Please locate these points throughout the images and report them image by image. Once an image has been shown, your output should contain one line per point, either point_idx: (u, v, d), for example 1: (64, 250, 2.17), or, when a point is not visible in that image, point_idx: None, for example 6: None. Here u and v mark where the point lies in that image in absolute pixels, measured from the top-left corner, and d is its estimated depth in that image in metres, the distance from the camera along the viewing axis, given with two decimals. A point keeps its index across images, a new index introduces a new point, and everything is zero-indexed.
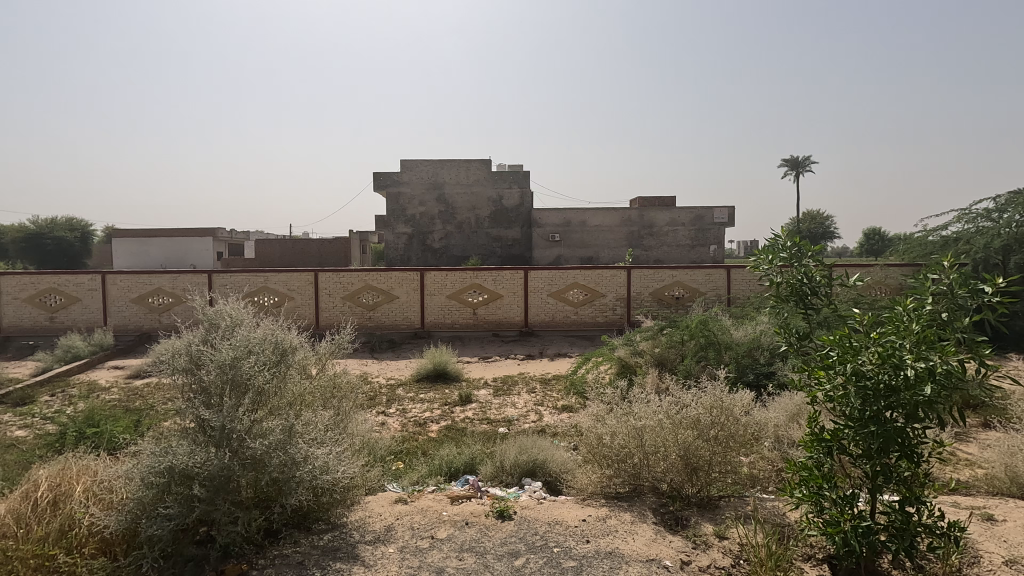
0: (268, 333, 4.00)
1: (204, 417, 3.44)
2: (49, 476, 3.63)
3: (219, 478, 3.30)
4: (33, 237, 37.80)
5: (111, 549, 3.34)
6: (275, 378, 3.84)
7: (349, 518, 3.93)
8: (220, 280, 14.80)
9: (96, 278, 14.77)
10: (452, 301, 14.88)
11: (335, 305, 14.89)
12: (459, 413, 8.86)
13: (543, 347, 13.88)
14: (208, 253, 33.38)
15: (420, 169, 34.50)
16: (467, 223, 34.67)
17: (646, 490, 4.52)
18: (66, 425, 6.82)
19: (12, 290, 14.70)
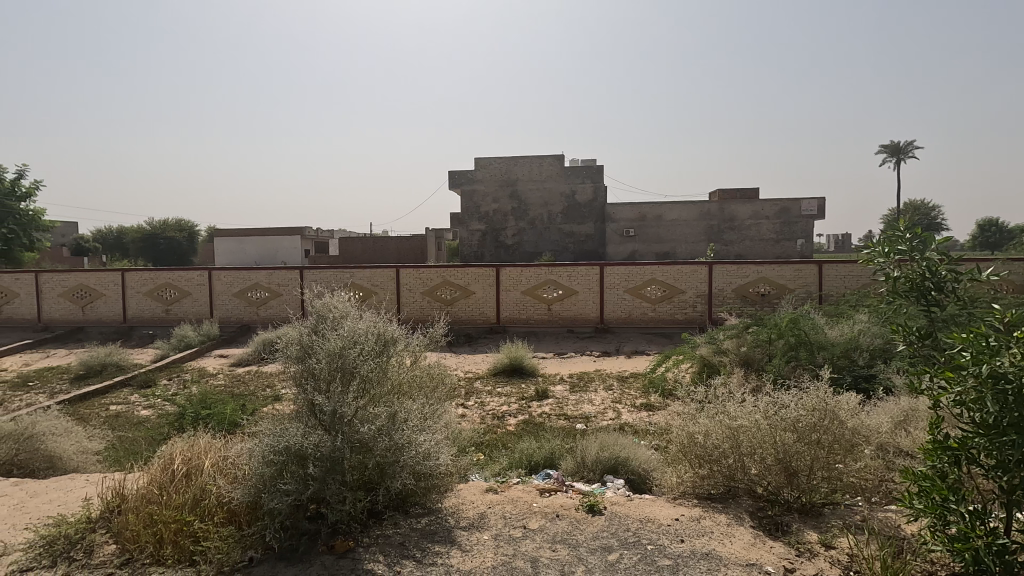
0: (372, 325, 4.23)
1: (316, 402, 3.68)
2: (182, 451, 4.07)
3: (331, 458, 3.52)
4: (148, 237, 42.06)
5: (236, 519, 3.64)
6: (378, 367, 4.05)
7: (444, 504, 4.09)
8: (311, 276, 15.77)
9: (203, 275, 16.17)
10: (527, 297, 15.01)
11: (416, 300, 15.46)
12: (537, 408, 8.94)
13: (620, 344, 13.68)
14: (297, 251, 35.61)
15: (493, 167, 35.05)
16: (540, 219, 34.72)
17: (742, 493, 4.37)
18: (184, 407, 7.56)
19: (134, 284, 16.40)
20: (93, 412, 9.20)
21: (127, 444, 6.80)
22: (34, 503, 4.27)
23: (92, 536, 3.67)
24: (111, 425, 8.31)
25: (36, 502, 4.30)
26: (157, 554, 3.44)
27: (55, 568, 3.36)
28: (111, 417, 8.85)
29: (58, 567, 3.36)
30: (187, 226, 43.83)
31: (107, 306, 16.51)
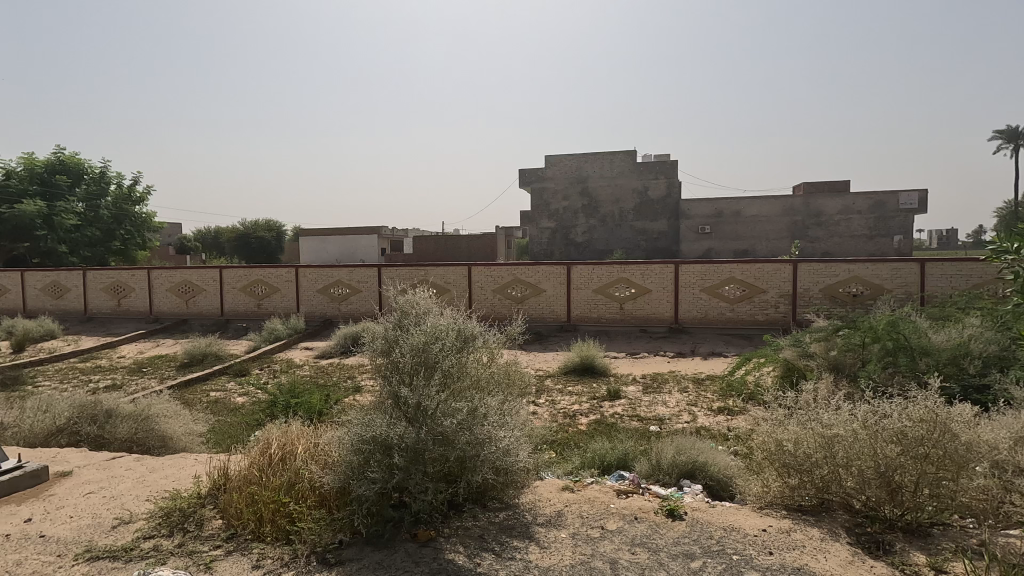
0: (452, 321, 4.33)
1: (401, 394, 3.82)
2: (278, 438, 4.35)
3: (415, 449, 3.64)
4: (242, 237, 45.47)
5: (327, 503, 3.84)
6: (459, 362, 4.14)
7: (521, 500, 4.14)
8: (389, 273, 16.40)
9: (290, 272, 17.22)
10: (598, 295, 14.83)
11: (487, 297, 15.72)
12: (609, 408, 8.82)
13: (695, 345, 13.20)
14: (374, 249, 37.14)
15: (564, 164, 34.92)
16: (611, 216, 34.17)
17: (836, 507, 4.09)
18: (276, 396, 8.10)
19: (231, 280, 17.74)
20: (197, 397, 10.06)
21: (226, 428, 7.38)
22: (153, 478, 4.72)
23: (202, 511, 4.00)
24: (212, 409, 9.06)
25: (154, 477, 4.76)
26: (258, 531, 3.71)
27: (172, 537, 3.70)
28: (212, 402, 9.64)
29: (175, 536, 3.69)
30: (276, 226, 47.02)
31: (208, 301, 17.98)
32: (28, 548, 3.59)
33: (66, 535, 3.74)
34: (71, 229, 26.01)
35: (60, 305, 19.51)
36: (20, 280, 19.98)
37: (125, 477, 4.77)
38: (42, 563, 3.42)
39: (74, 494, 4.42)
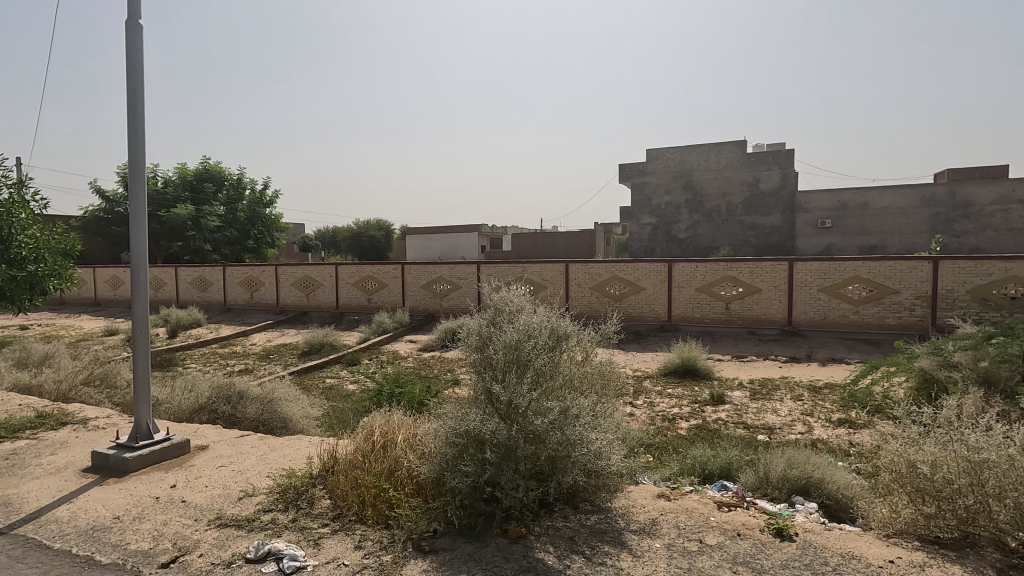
0: (545, 320, 4.30)
1: (494, 391, 3.86)
2: (381, 426, 4.61)
3: (506, 446, 3.65)
4: (356, 236, 49.12)
5: (423, 492, 3.98)
6: (552, 361, 4.09)
7: (614, 505, 4.03)
8: (488, 271, 16.77)
9: (397, 268, 18.19)
10: (702, 294, 14.11)
11: (585, 295, 15.57)
12: (712, 413, 8.36)
13: (812, 350, 12.12)
14: (475, 246, 38.31)
15: (666, 158, 33.69)
16: (718, 211, 32.39)
17: (985, 543, 3.51)
18: (382, 385, 8.61)
19: (345, 276, 19.11)
20: (314, 383, 10.97)
21: (338, 413, 7.96)
22: (274, 457, 5.19)
23: (313, 490, 4.33)
24: (327, 396, 9.82)
25: (274, 455, 5.23)
26: (360, 514, 3.93)
27: (287, 512, 4.03)
28: (327, 389, 10.46)
29: (289, 512, 4.01)
30: (385, 226, 50.25)
31: (325, 295, 19.50)
32: (172, 511, 4.09)
33: (202, 502, 4.22)
34: (214, 230, 29.45)
35: (205, 297, 22.15)
36: (174, 275, 22.95)
37: (250, 454, 5.29)
38: (182, 525, 3.88)
39: (209, 466, 4.97)
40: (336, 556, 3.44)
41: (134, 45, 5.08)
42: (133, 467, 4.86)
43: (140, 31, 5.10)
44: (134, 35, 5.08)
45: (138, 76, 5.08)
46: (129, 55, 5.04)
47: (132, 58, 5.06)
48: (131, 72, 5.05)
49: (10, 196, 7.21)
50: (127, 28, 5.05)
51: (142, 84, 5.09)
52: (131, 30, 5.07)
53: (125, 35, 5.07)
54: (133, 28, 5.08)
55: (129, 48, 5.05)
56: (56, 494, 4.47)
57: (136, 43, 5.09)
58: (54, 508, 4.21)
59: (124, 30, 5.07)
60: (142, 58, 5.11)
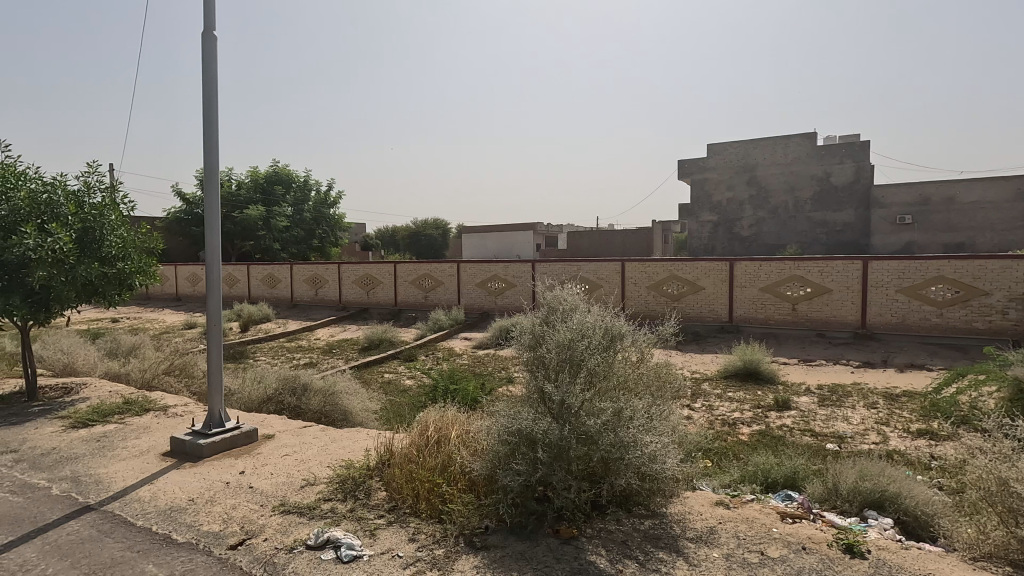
0: (599, 319, 4.23)
1: (546, 390, 3.84)
2: (435, 421, 4.70)
3: (558, 446, 3.62)
4: (414, 235, 50.38)
5: (475, 489, 4.02)
6: (606, 362, 4.01)
7: (670, 510, 3.92)
8: (543, 269, 16.75)
9: (453, 267, 18.48)
10: (766, 294, 13.51)
11: (641, 294, 15.26)
12: (775, 418, 7.99)
13: (889, 355, 11.34)
14: (530, 245, 38.39)
15: (729, 153, 32.49)
16: (784, 207, 30.93)
17: None
18: (438, 381, 8.79)
19: (403, 274, 19.60)
20: (374, 377, 11.33)
21: (395, 408, 8.18)
22: (334, 448, 5.39)
23: (370, 482, 4.46)
24: (386, 390, 10.12)
25: (334, 446, 5.43)
26: (414, 507, 4.01)
27: (345, 502, 4.17)
28: (386, 383, 10.79)
29: (347, 502, 4.15)
30: (442, 225, 51.25)
31: (384, 292, 20.10)
32: (241, 495, 4.33)
33: (267, 489, 4.44)
34: (282, 229, 30.95)
35: (273, 294, 23.34)
36: (246, 272, 24.30)
37: (312, 444, 5.52)
38: (250, 509, 4.10)
39: (275, 455, 5.22)
40: (390, 547, 3.53)
41: (209, 55, 5.40)
42: (207, 453, 5.18)
43: (216, 42, 5.42)
44: (210, 46, 5.40)
45: (213, 84, 5.39)
46: (205, 64, 5.36)
47: (208, 68, 5.38)
48: (207, 80, 5.37)
49: (103, 199, 7.84)
50: (203, 39, 5.37)
51: (217, 91, 5.41)
52: (207, 41, 5.39)
53: (202, 47, 5.39)
54: (209, 39, 5.40)
55: (205, 58, 5.37)
56: (140, 475, 4.82)
57: (212, 54, 5.41)
58: (138, 487, 4.55)
59: (201, 41, 5.39)
60: (216, 68, 5.42)
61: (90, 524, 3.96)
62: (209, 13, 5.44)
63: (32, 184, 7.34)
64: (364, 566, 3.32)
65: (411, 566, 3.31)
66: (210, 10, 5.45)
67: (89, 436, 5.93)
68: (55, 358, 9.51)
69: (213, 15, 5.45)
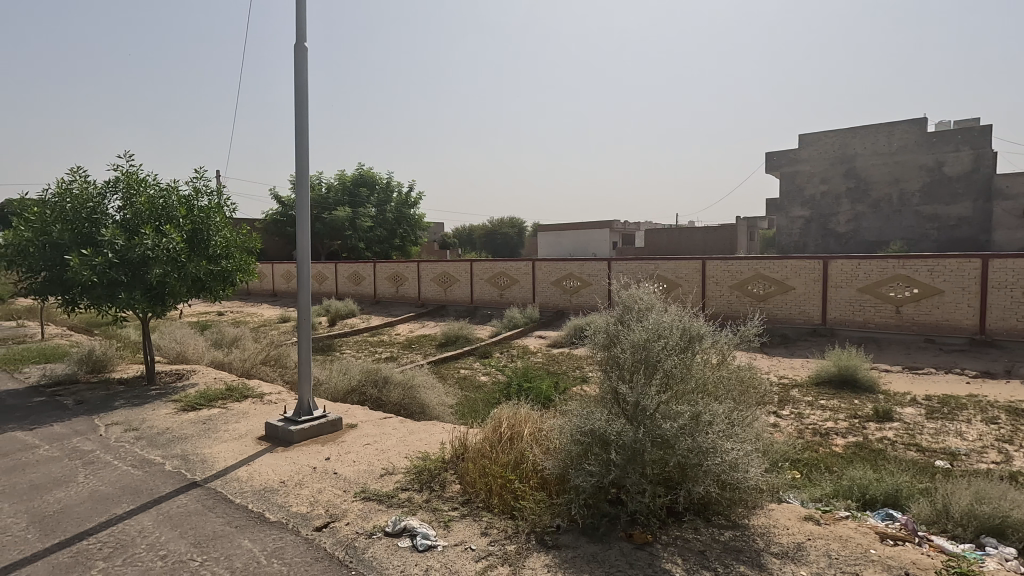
0: (677, 319, 4.07)
1: (620, 391, 3.76)
2: (509, 418, 4.76)
3: (632, 449, 3.53)
4: (490, 233, 51.26)
5: (547, 487, 4.01)
6: (684, 364, 3.86)
7: (753, 522, 3.71)
8: (619, 267, 16.44)
9: (528, 265, 18.57)
10: (865, 295, 12.46)
11: (723, 294, 14.58)
12: (874, 430, 7.36)
13: (1013, 364, 10.09)
14: (606, 243, 37.83)
15: (823, 143, 30.31)
16: (887, 201, 28.43)
17: None
18: (512, 378, 8.87)
19: (479, 272, 19.95)
20: (450, 372, 11.63)
21: (471, 403, 8.34)
22: (412, 440, 5.58)
23: (445, 474, 4.58)
24: (462, 385, 10.34)
25: (411, 438, 5.63)
26: (487, 501, 4.07)
27: (422, 492, 4.31)
28: (462, 379, 11.04)
29: (423, 493, 4.29)
30: (517, 223, 51.77)
31: (460, 289, 20.57)
32: (326, 480, 4.60)
33: (350, 475, 4.68)
34: (367, 229, 32.49)
35: (358, 290, 24.56)
36: (334, 270, 25.74)
37: (391, 435, 5.75)
38: (335, 494, 4.34)
39: (358, 443, 5.49)
40: (463, 540, 3.60)
41: (301, 66, 5.75)
42: (297, 438, 5.54)
43: (307, 53, 5.77)
44: (302, 57, 5.76)
45: (304, 93, 5.75)
46: (297, 74, 5.72)
47: (300, 78, 5.73)
48: (299, 89, 5.73)
49: (209, 203, 8.59)
50: (295, 51, 5.73)
51: (307, 99, 5.76)
52: (299, 53, 5.75)
53: (295, 58, 5.76)
54: (301, 50, 5.76)
55: (297, 69, 5.73)
56: (239, 457, 5.24)
57: (304, 65, 5.77)
58: (237, 468, 4.94)
59: (294, 54, 5.76)
60: (307, 77, 5.77)
61: (197, 498, 4.35)
62: (301, 27, 5.79)
63: (151, 190, 8.17)
64: (438, 557, 3.40)
65: (483, 560, 3.35)
66: (302, 23, 5.80)
67: (197, 419, 6.53)
68: (170, 346, 10.54)
69: (305, 28, 5.80)
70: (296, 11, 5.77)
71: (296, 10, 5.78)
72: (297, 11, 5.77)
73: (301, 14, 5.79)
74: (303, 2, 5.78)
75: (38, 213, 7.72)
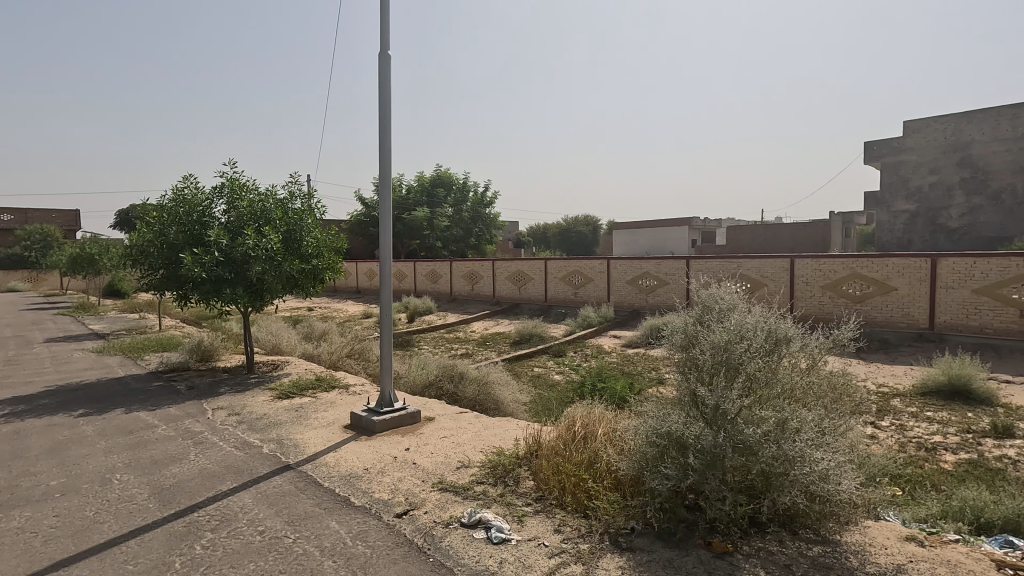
0: (761, 320, 3.87)
1: (699, 394, 3.63)
2: (582, 417, 4.75)
3: (712, 454, 3.40)
4: (565, 231, 51.25)
5: (622, 488, 3.97)
6: (769, 367, 3.67)
7: (845, 539, 3.46)
8: (699, 266, 15.87)
9: (603, 264, 18.35)
10: (981, 297, 11.21)
11: (814, 295, 13.69)
12: (991, 447, 6.62)
13: None
14: (685, 240, 36.56)
15: (932, 130, 27.61)
16: (1010, 192, 25.44)
17: None
18: (585, 378, 8.83)
19: (553, 271, 19.96)
20: (524, 370, 11.74)
21: (545, 401, 8.37)
22: (486, 435, 5.69)
23: (519, 470, 4.63)
24: (536, 383, 10.41)
25: (486, 433, 5.74)
26: (560, 499, 4.07)
27: (496, 487, 4.39)
28: (536, 376, 11.12)
29: (498, 487, 4.36)
30: (592, 221, 51.39)
31: (534, 288, 20.67)
32: (405, 470, 4.80)
33: (428, 466, 4.85)
34: (444, 229, 33.45)
35: (435, 288, 25.34)
36: (413, 268, 26.69)
37: (467, 429, 5.89)
38: (413, 484, 4.51)
39: (435, 436, 5.68)
40: (537, 535, 3.63)
41: (384, 73, 6.02)
42: (379, 428, 5.82)
43: (390, 60, 6.03)
44: (385, 64, 6.02)
45: (387, 98, 6.01)
46: (380, 81, 6.00)
47: (383, 84, 6.00)
48: (383, 95, 5.99)
49: (301, 205, 9.19)
50: (380, 59, 6.00)
51: (390, 104, 6.02)
52: (382, 60, 6.03)
53: (379, 65, 6.03)
54: (384, 57, 6.03)
55: (382, 76, 6.00)
56: (326, 443, 5.58)
57: (387, 72, 6.03)
58: (326, 453, 5.27)
59: (379, 62, 6.04)
60: (390, 82, 6.03)
61: (290, 480, 4.69)
62: (385, 35, 6.06)
63: (252, 195, 8.87)
64: (512, 550, 3.46)
65: (556, 557, 3.37)
66: (385, 31, 6.07)
67: (290, 406, 7.03)
68: (267, 339, 11.39)
69: (389, 37, 6.07)
70: (381, 21, 6.04)
71: (381, 20, 6.06)
72: (381, 22, 6.05)
73: (385, 24, 6.06)
74: (387, 12, 6.05)
75: (157, 216, 8.59)
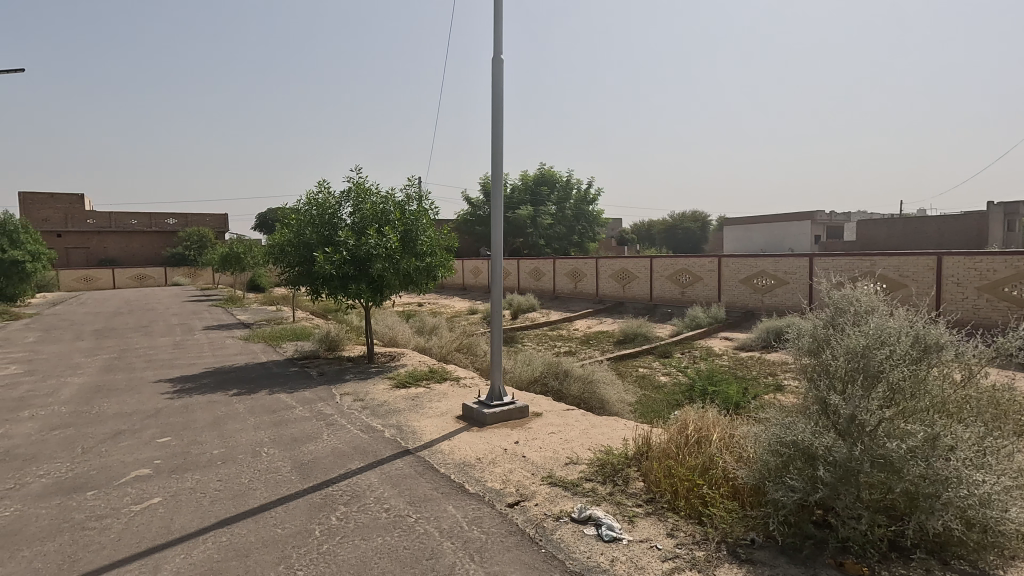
0: (906, 324, 3.51)
1: (831, 402, 3.38)
2: (694, 420, 4.61)
3: (846, 468, 3.15)
4: (671, 228, 49.68)
5: (740, 497, 3.80)
6: (915, 376, 3.32)
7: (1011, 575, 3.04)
8: (824, 264, 14.63)
9: (714, 262, 17.48)
10: None
11: (966, 298, 12.06)
12: None
13: None
14: (806, 236, 33.72)
15: None
16: None
17: None
18: (695, 380, 8.52)
19: (659, 269, 19.37)
20: (629, 370, 11.55)
21: (651, 402, 8.18)
22: (593, 433, 5.70)
23: (628, 470, 4.59)
24: (641, 384, 10.20)
25: (594, 432, 5.74)
26: (673, 503, 3.97)
27: (605, 485, 4.38)
28: (641, 377, 10.89)
29: (606, 485, 4.36)
30: (700, 217, 49.37)
31: (639, 286, 20.21)
32: (516, 462, 4.95)
33: (537, 460, 4.96)
34: (548, 227, 33.71)
35: (538, 285, 25.63)
36: (516, 266, 27.19)
37: (574, 427, 5.93)
38: (524, 475, 4.65)
39: (543, 431, 5.78)
40: (649, 537, 3.58)
41: (497, 76, 6.21)
42: (489, 421, 6.03)
43: (503, 64, 6.21)
44: (498, 69, 6.21)
45: (500, 101, 6.19)
46: (494, 84, 6.20)
47: (496, 87, 6.20)
48: (496, 99, 6.19)
49: (417, 206, 9.74)
50: (492, 63, 6.20)
51: (503, 107, 6.20)
52: (495, 63, 6.22)
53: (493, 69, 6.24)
54: (497, 62, 6.22)
55: (495, 80, 6.21)
56: (441, 432, 5.90)
57: (499, 76, 6.22)
58: (441, 441, 5.58)
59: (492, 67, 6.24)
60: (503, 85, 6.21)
61: (410, 463, 5.03)
62: (498, 40, 6.25)
63: (374, 198, 9.55)
64: (623, 550, 3.45)
65: (669, 561, 3.30)
66: (499, 36, 6.25)
67: (407, 395, 7.50)
68: (384, 331, 12.23)
69: (501, 41, 6.25)
70: (494, 26, 6.24)
71: (494, 26, 6.26)
72: (494, 27, 6.24)
73: (498, 29, 6.24)
74: (500, 18, 6.23)
75: (295, 219, 9.54)
